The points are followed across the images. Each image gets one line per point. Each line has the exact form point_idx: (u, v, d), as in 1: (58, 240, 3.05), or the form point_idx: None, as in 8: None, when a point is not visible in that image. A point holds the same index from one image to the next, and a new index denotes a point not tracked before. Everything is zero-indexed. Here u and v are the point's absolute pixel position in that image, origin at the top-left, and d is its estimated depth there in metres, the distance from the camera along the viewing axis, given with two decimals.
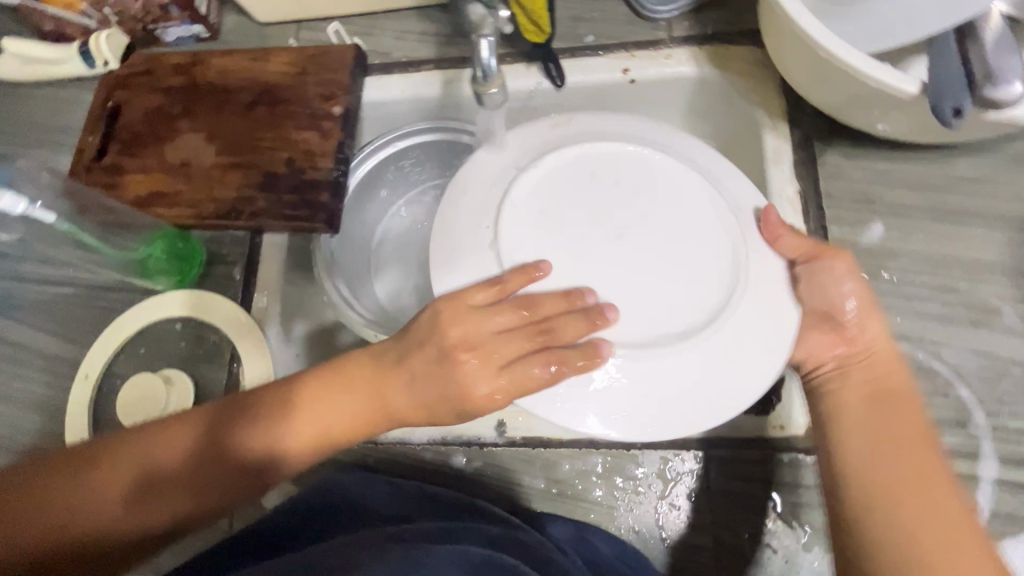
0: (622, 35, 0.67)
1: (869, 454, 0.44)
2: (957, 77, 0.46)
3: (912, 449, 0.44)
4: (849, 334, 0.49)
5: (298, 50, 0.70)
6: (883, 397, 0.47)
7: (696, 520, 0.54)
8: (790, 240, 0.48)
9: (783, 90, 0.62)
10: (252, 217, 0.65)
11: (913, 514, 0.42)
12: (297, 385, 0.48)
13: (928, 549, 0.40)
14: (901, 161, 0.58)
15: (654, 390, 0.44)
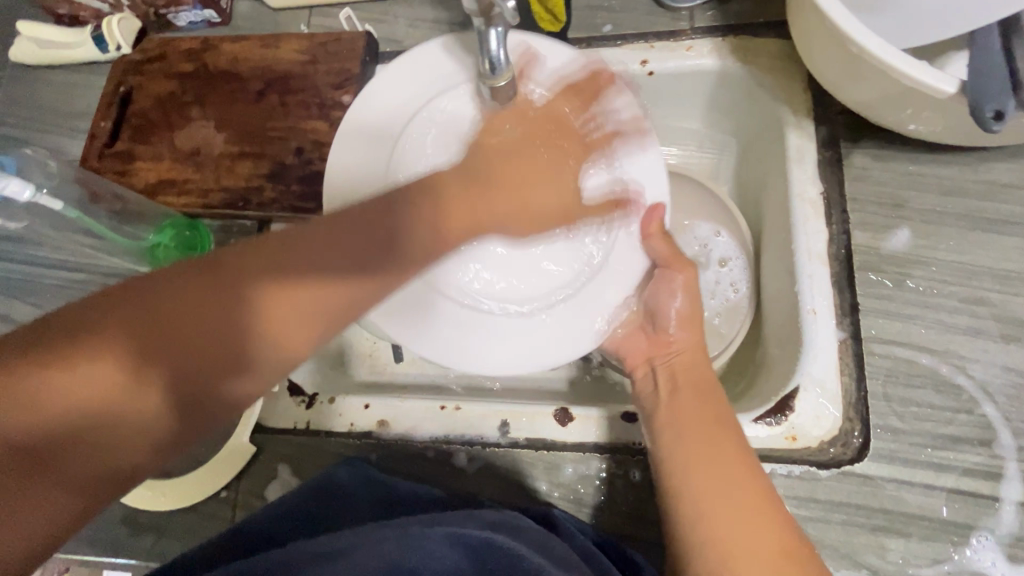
0: (642, 25, 0.64)
1: (685, 434, 0.47)
2: (1001, 76, 0.43)
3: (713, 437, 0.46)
4: (666, 338, 0.54)
5: (309, 37, 0.69)
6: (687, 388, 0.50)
7: (635, 513, 0.53)
8: (658, 242, 0.53)
9: (809, 87, 0.59)
10: (260, 208, 0.65)
11: (710, 493, 0.43)
12: (285, 279, 0.37)
13: (715, 524, 0.42)
14: (932, 164, 0.55)
15: (499, 340, 0.52)
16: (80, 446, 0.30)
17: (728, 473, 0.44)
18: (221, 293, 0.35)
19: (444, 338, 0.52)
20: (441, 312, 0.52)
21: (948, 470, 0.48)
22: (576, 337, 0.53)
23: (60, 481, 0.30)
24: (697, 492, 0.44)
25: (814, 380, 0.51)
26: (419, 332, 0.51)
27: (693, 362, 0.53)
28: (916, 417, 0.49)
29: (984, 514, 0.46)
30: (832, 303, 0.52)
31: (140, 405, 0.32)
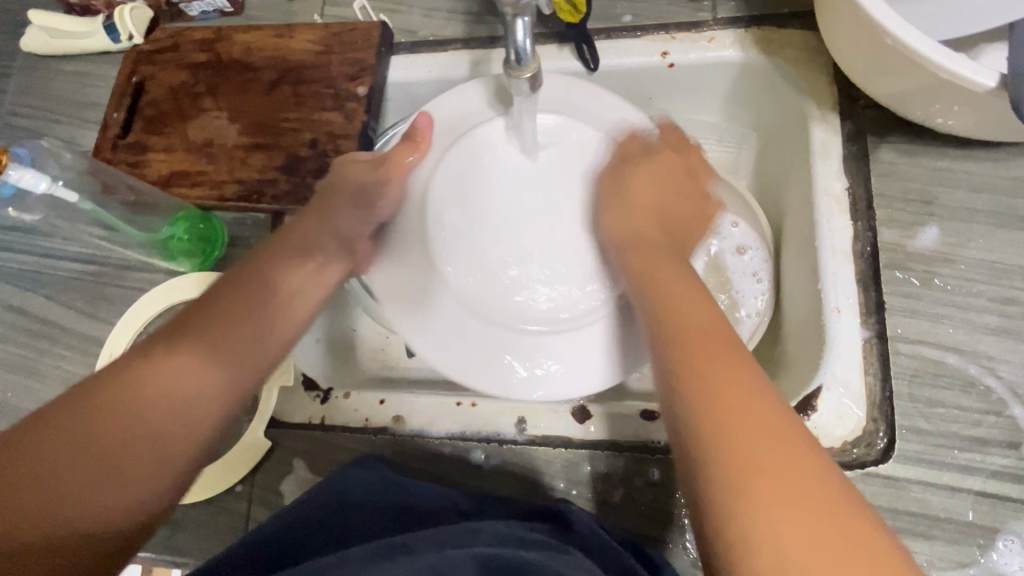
0: (662, 15, 0.63)
1: (698, 394, 0.36)
2: None
3: (732, 378, 0.36)
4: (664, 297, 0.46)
5: (323, 27, 0.68)
6: (695, 336, 0.40)
7: (656, 513, 0.53)
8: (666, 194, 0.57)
9: (836, 80, 0.58)
10: (274, 200, 0.64)
11: (754, 480, 0.31)
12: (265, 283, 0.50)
13: (771, 528, 0.29)
14: (962, 159, 0.53)
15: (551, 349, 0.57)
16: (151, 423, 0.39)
17: (747, 413, 0.34)
18: (237, 320, 0.46)
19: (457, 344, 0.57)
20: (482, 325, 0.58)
21: (975, 472, 0.47)
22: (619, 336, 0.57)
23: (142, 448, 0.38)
24: (714, 443, 0.33)
25: (838, 380, 0.50)
26: (476, 358, 0.56)
27: (653, 266, 0.49)
28: (943, 418, 0.48)
29: (1012, 518, 0.46)
30: (857, 301, 0.51)
31: (190, 384, 0.41)
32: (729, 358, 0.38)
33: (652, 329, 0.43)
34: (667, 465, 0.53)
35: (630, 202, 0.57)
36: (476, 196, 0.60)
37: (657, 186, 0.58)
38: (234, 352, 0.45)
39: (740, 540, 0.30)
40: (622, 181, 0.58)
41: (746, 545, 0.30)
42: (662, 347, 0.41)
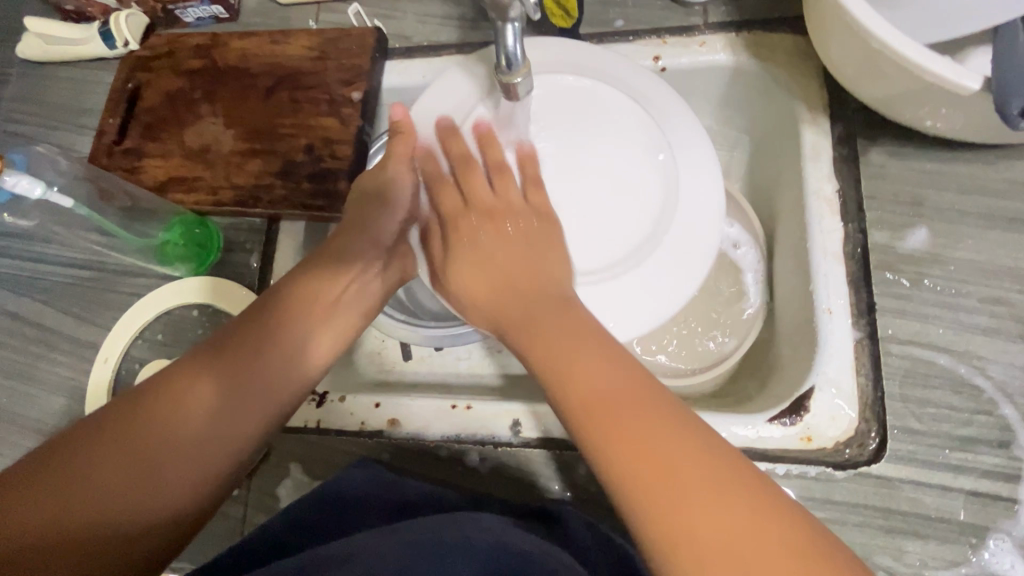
0: (654, 20, 0.63)
1: (577, 372, 0.40)
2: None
3: (647, 417, 0.36)
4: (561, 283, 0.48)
5: (318, 33, 0.69)
6: (597, 411, 0.37)
7: None
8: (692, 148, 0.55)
9: (826, 83, 0.58)
10: (270, 204, 0.64)
11: (628, 453, 0.35)
12: (291, 312, 0.49)
13: (664, 503, 0.33)
14: (951, 161, 0.54)
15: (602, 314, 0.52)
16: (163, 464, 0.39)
17: (668, 448, 0.34)
18: (262, 353, 0.46)
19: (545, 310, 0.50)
20: None
21: (966, 471, 0.47)
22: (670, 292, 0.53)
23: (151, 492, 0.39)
24: (649, 510, 0.33)
25: (830, 381, 0.50)
26: None
27: (541, 322, 0.45)
28: (934, 418, 0.49)
29: (1002, 517, 0.46)
30: (848, 302, 0.52)
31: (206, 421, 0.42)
32: (612, 349, 0.41)
33: (574, 423, 0.39)
34: None
35: (483, 256, 0.51)
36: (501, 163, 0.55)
37: (515, 242, 0.51)
38: (253, 389, 0.45)
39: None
40: (449, 272, 0.52)
41: (651, 532, 0.33)
42: (587, 429, 0.38)
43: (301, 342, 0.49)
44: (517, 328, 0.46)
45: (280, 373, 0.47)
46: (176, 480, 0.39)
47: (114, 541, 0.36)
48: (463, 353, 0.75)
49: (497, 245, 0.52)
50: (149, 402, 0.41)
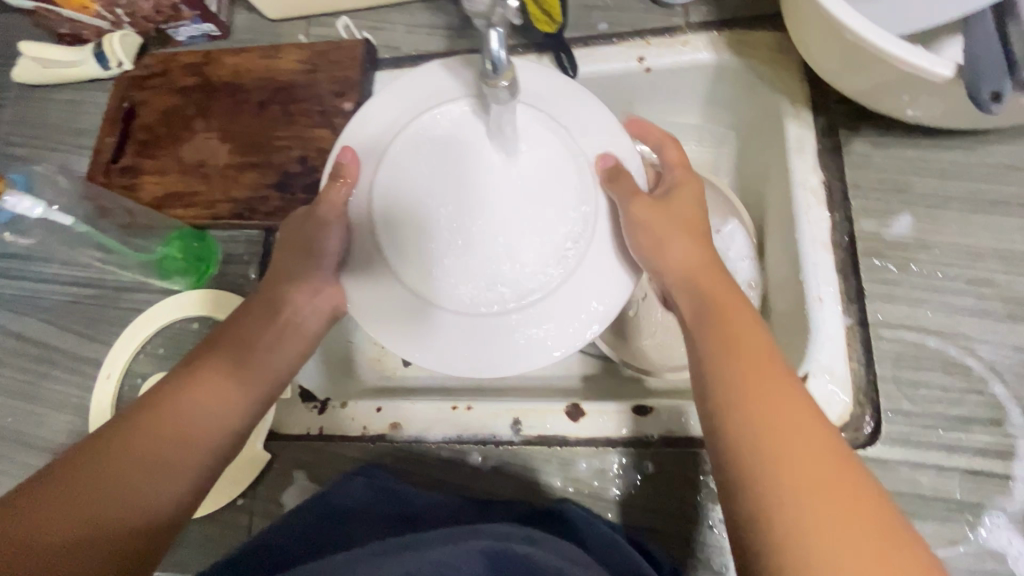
0: (637, 22, 0.65)
1: (707, 279, 0.49)
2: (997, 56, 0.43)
3: (803, 416, 0.38)
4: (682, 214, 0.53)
5: (309, 47, 0.70)
6: (712, 305, 0.47)
7: (658, 508, 0.53)
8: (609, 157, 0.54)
9: (807, 77, 0.60)
10: (266, 216, 0.65)
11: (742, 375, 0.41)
12: (264, 324, 0.55)
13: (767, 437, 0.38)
14: (932, 148, 0.55)
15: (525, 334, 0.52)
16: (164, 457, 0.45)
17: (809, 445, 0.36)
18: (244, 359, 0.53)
19: (495, 344, 0.52)
20: (444, 324, 0.52)
21: (960, 450, 0.48)
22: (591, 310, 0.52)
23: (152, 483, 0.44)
24: (787, 484, 0.35)
25: (824, 367, 0.51)
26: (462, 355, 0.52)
27: (731, 314, 0.45)
28: (926, 399, 0.49)
29: (997, 494, 0.47)
30: (838, 290, 0.53)
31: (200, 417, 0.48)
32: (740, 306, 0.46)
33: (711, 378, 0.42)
34: (657, 460, 0.54)
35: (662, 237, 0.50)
36: (422, 187, 0.54)
37: (686, 214, 0.53)
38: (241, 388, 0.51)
39: (789, 552, 0.33)
40: (656, 212, 0.52)
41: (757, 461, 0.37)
42: (730, 392, 0.41)
43: (243, 367, 0.52)
44: (690, 287, 0.49)
45: (229, 387, 0.50)
46: (157, 479, 0.44)
47: (90, 535, 0.39)
48: None
49: (671, 219, 0.51)
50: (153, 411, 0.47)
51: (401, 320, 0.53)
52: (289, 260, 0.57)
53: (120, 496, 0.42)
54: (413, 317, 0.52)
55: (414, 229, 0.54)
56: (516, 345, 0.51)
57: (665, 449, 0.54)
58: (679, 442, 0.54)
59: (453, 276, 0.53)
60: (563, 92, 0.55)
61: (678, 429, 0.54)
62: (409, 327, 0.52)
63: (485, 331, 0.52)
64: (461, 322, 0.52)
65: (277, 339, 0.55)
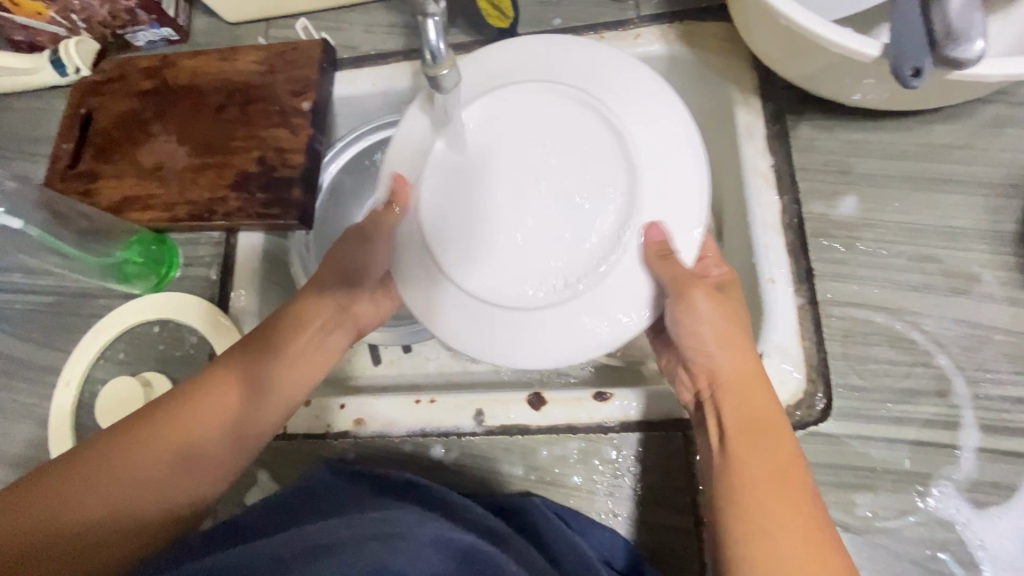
0: (590, 17, 0.66)
1: (754, 391, 0.47)
2: (917, 34, 0.43)
3: (792, 510, 0.41)
4: (729, 307, 0.50)
5: (266, 48, 0.70)
6: (754, 426, 0.45)
7: (638, 496, 0.53)
8: (664, 140, 0.51)
9: (754, 65, 0.61)
10: (226, 217, 0.65)
11: (758, 499, 0.42)
12: (292, 333, 0.56)
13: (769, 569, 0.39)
14: (874, 130, 0.57)
15: (565, 323, 0.50)
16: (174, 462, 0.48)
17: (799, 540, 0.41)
18: (268, 367, 0.54)
19: (568, 331, 0.50)
20: (480, 313, 0.51)
21: (909, 422, 0.49)
22: (635, 298, 0.50)
23: (156, 485, 0.47)
24: None
25: (777, 347, 0.52)
26: (506, 342, 0.50)
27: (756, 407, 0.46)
28: (874, 373, 0.50)
29: (943, 463, 0.48)
30: (788, 271, 0.54)
31: (211, 425, 0.50)
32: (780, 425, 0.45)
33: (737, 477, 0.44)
34: (615, 443, 0.54)
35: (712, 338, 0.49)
36: (473, 178, 0.52)
37: (736, 313, 0.50)
38: (260, 399, 0.53)
39: None
40: (704, 318, 0.49)
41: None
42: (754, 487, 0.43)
43: (264, 368, 0.53)
44: (738, 390, 0.47)
45: (245, 396, 0.52)
46: (161, 483, 0.47)
47: (93, 528, 0.44)
48: (432, 352, 0.76)
49: (716, 322, 0.49)
50: (172, 411, 0.50)
51: (473, 324, 0.51)
52: (328, 271, 0.58)
53: (134, 488, 0.46)
54: (477, 316, 0.51)
55: (465, 227, 0.51)
56: (586, 331, 0.50)
57: (627, 434, 0.54)
58: (642, 428, 0.54)
59: (513, 269, 0.51)
60: (607, 71, 0.53)
61: (638, 415, 0.54)
62: (479, 330, 0.51)
63: (555, 319, 0.50)
64: (529, 314, 0.50)
65: (308, 340, 0.57)
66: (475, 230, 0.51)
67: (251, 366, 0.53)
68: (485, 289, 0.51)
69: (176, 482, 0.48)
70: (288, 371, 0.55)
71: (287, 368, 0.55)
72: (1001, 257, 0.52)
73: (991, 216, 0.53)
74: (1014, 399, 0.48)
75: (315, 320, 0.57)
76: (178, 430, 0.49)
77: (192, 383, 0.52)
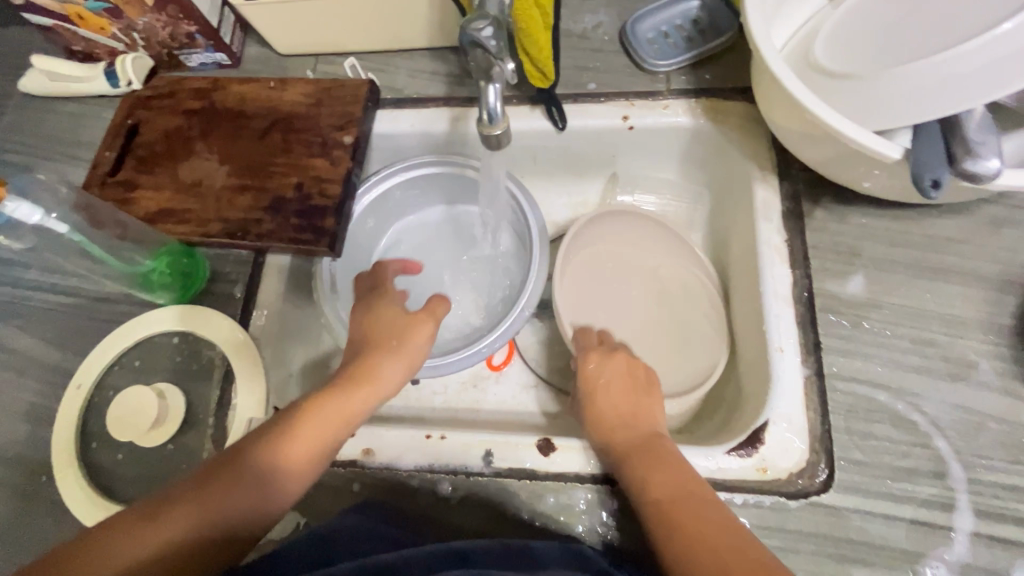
0: (623, 85, 0.71)
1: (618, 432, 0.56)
2: (938, 153, 0.48)
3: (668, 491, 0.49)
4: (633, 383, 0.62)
5: (314, 82, 0.74)
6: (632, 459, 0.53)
7: None
8: None
9: (773, 145, 0.65)
10: (258, 238, 0.67)
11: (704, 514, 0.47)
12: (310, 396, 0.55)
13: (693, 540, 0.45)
14: (882, 218, 0.60)
15: (896, 90, 0.50)
16: (167, 509, 0.46)
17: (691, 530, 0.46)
18: (290, 421, 0.52)
19: (969, 70, 0.47)
20: (818, 80, 0.57)
21: (906, 501, 0.51)
22: (959, 87, 0.48)
23: (143, 534, 0.44)
24: None
25: (783, 414, 0.54)
26: (849, 93, 0.54)
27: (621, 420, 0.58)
28: (876, 450, 0.52)
29: (938, 544, 0.49)
30: (797, 341, 0.56)
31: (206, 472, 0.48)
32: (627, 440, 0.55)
33: None
34: None
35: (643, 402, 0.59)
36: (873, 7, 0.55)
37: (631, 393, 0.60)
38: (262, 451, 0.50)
39: None
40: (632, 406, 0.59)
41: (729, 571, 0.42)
42: None
43: (285, 417, 0.53)
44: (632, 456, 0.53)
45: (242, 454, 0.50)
46: (154, 525, 0.44)
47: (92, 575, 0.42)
48: (438, 387, 0.77)
49: (613, 373, 0.62)
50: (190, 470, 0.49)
51: (872, 96, 0.52)
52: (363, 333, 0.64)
53: (128, 535, 0.44)
54: (841, 89, 0.55)
55: (852, 51, 0.55)
56: (1003, 71, 0.46)
57: None
58: None
59: (910, 51, 0.51)
60: None
61: None
62: (852, 96, 0.54)
63: (873, 83, 0.52)
64: (920, 69, 0.49)
65: (334, 401, 0.55)
66: (838, 55, 0.56)
67: (267, 426, 0.53)
68: (830, 57, 0.56)
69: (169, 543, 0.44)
70: (302, 425, 0.52)
71: (298, 423, 0.52)
72: (999, 348, 0.55)
73: (989, 308, 0.56)
74: (1008, 487, 0.50)
75: (343, 387, 0.57)
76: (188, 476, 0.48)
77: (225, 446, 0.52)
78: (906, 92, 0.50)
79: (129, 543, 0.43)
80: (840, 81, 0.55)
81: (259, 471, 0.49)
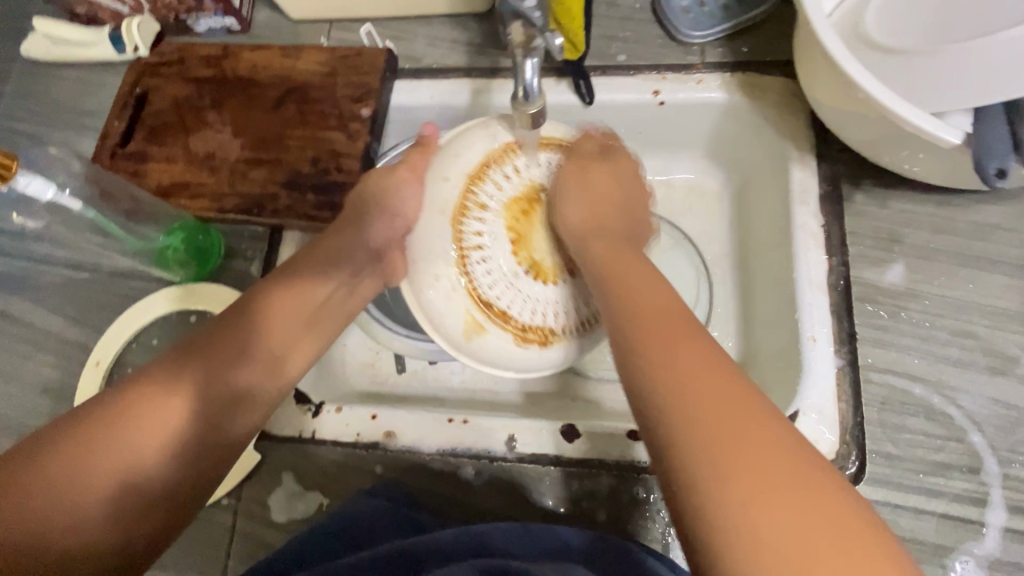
0: (655, 57, 0.67)
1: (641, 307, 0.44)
2: (997, 141, 0.46)
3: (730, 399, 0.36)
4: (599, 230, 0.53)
5: (330, 50, 0.70)
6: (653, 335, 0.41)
7: None
8: None
9: (812, 123, 0.62)
10: (274, 214, 0.65)
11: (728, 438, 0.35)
12: (271, 304, 0.52)
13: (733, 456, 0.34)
14: (925, 204, 0.58)
15: (958, 71, 0.48)
16: (118, 441, 0.43)
17: (769, 466, 0.33)
18: (247, 332, 0.50)
19: None
20: (868, 53, 0.53)
21: (938, 495, 0.50)
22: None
23: (99, 472, 0.42)
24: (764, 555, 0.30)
25: (813, 405, 0.53)
26: (905, 71, 0.51)
27: (685, 354, 0.39)
28: (909, 443, 0.51)
29: (968, 538, 0.49)
30: (831, 331, 0.55)
31: (164, 405, 0.45)
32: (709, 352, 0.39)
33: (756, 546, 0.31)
34: None
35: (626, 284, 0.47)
36: None
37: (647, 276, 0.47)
38: (229, 363, 0.48)
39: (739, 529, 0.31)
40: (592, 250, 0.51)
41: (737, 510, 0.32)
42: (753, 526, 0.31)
43: (245, 328, 0.50)
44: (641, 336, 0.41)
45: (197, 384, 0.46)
46: (106, 458, 0.42)
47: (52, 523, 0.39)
48: (456, 367, 0.76)
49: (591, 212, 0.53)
50: (137, 399, 0.45)
51: (930, 76, 0.50)
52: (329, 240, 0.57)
53: (87, 477, 0.41)
54: (895, 65, 0.52)
55: (907, 23, 0.52)
56: None
57: None
58: None
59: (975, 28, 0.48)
60: None
61: None
62: (908, 75, 0.51)
63: (932, 62, 0.49)
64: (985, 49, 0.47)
65: (294, 309, 0.53)
66: (892, 26, 0.52)
67: (222, 343, 0.49)
68: (882, 27, 0.53)
69: (133, 483, 0.43)
70: (267, 338, 0.51)
71: (261, 336, 0.51)
72: None
73: None
74: None
75: (303, 293, 0.54)
76: (138, 405, 0.44)
77: (166, 366, 0.47)
78: (968, 74, 0.48)
79: (89, 481, 0.41)
80: (895, 58, 0.51)
81: (230, 391, 0.48)
